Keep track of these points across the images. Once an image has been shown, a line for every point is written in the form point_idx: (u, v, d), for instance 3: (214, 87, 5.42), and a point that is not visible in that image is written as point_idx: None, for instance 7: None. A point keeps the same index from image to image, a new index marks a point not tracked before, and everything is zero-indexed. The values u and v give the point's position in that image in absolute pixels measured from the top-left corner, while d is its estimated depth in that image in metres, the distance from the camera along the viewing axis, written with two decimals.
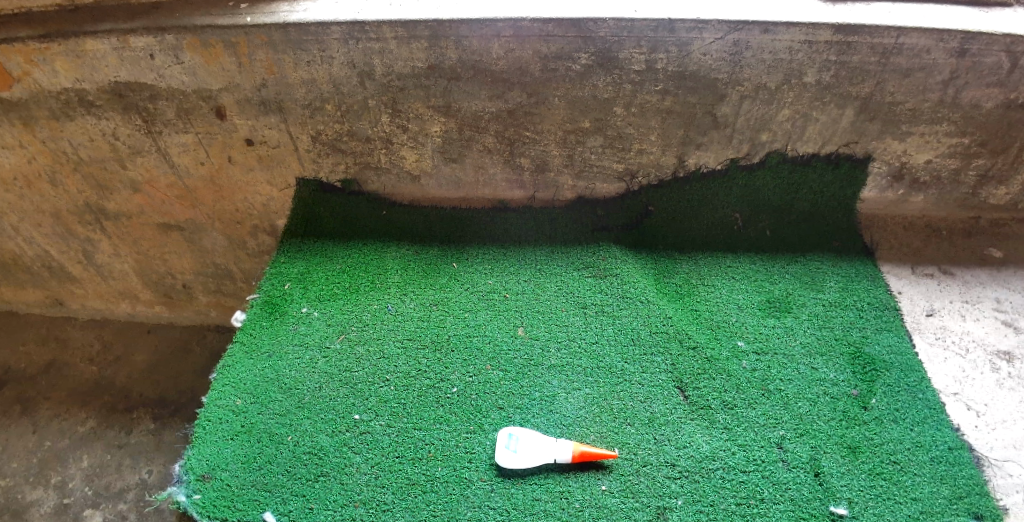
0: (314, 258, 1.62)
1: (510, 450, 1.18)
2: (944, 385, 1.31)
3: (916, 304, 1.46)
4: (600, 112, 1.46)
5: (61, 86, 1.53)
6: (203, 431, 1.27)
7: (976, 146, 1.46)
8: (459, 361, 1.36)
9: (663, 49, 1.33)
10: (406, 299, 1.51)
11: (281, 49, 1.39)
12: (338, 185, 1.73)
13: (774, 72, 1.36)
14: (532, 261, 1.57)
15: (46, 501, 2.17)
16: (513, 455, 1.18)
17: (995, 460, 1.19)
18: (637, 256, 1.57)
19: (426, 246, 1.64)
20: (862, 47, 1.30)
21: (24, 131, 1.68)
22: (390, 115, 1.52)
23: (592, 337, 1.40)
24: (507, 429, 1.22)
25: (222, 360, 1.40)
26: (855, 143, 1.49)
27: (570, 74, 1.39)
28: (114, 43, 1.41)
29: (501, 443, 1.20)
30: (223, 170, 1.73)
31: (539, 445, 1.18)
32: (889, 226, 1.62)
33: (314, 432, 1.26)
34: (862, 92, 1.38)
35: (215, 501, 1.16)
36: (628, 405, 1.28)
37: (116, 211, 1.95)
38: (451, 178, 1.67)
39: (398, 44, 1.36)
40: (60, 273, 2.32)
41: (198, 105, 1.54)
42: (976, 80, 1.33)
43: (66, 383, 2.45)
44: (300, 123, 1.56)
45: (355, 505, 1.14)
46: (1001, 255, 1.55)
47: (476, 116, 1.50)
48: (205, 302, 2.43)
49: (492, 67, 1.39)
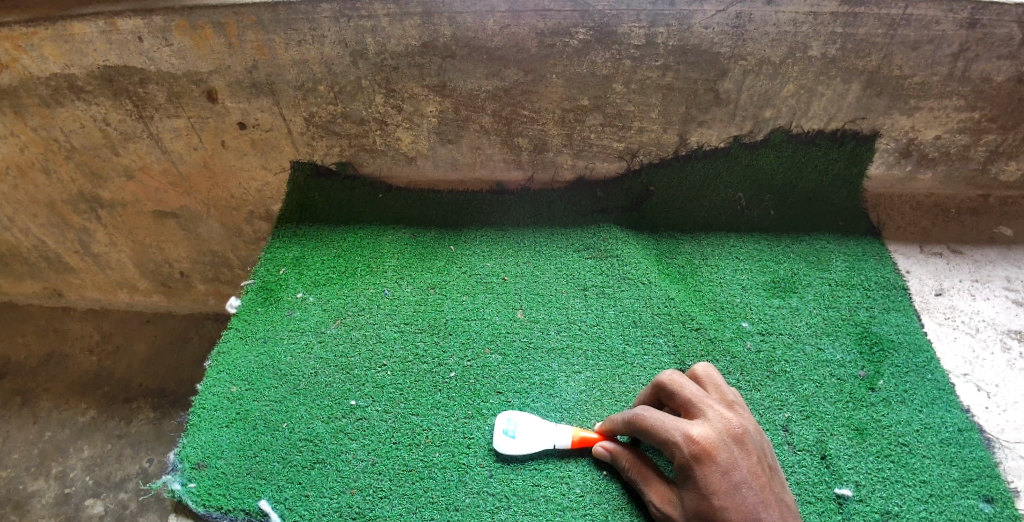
0: (310, 243, 1.60)
1: (507, 437, 1.15)
2: (954, 366, 1.27)
3: (924, 284, 1.42)
4: (599, 89, 1.43)
5: (51, 72, 1.51)
6: (198, 419, 1.25)
7: (986, 121, 1.42)
8: (457, 346, 1.34)
9: (662, 23, 1.30)
10: (403, 282, 1.48)
11: (270, 29, 1.36)
12: (332, 168, 1.69)
13: (778, 46, 1.32)
14: (531, 244, 1.54)
15: (48, 492, 2.17)
16: (512, 441, 1.14)
17: (1006, 442, 1.16)
18: (638, 237, 1.54)
19: (423, 230, 1.61)
20: (868, 18, 1.26)
21: (14, 119, 1.65)
22: (384, 96, 1.48)
23: (592, 319, 1.37)
24: (506, 415, 1.18)
25: (217, 347, 1.38)
26: (862, 119, 1.45)
27: (568, 50, 1.36)
28: (101, 26, 1.38)
29: (498, 429, 1.16)
30: (216, 156, 1.70)
31: (537, 432, 1.14)
32: (897, 204, 1.58)
33: (310, 418, 1.24)
34: (868, 65, 1.34)
35: (210, 490, 1.14)
36: (630, 388, 1.25)
37: (110, 199, 1.92)
38: (447, 160, 1.63)
39: (390, 22, 1.33)
40: (58, 263, 2.30)
41: (189, 89, 1.51)
42: (986, 52, 1.29)
43: (67, 375, 2.44)
44: (292, 106, 1.53)
45: (351, 492, 1.13)
46: (1011, 233, 1.51)
47: (472, 95, 1.46)
48: (203, 290, 2.41)
49: (488, 45, 1.36)
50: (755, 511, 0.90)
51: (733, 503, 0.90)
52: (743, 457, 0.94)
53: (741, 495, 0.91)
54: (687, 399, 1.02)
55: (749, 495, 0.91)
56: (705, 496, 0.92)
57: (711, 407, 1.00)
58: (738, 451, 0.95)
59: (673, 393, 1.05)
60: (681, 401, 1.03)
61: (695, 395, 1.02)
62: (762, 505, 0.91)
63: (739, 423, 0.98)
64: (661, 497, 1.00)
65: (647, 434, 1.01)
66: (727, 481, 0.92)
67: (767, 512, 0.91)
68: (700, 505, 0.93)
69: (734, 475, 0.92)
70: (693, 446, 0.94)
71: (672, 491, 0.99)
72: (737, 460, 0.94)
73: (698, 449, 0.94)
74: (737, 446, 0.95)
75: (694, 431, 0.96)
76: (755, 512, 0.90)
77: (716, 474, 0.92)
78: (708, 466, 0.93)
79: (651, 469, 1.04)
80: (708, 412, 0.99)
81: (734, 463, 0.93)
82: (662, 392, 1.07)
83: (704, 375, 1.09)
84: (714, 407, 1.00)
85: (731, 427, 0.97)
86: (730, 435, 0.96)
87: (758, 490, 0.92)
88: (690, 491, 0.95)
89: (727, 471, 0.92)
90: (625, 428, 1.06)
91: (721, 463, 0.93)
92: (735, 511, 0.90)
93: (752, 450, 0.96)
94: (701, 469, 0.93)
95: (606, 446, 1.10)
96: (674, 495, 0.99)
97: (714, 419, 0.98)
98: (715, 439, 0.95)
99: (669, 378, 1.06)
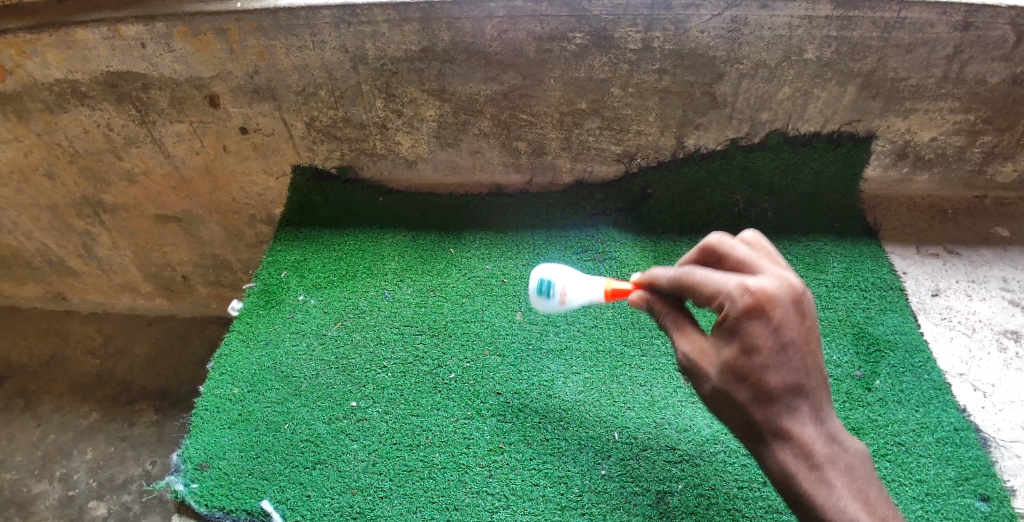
0: (311, 245, 1.61)
1: (544, 294, 1.02)
2: (950, 366, 1.28)
3: (921, 285, 1.43)
4: (597, 93, 1.44)
5: (54, 77, 1.52)
6: (201, 420, 1.27)
7: (981, 123, 1.43)
8: (457, 347, 1.35)
9: (659, 28, 1.31)
10: (403, 285, 1.50)
11: (271, 35, 1.38)
12: (333, 171, 1.71)
13: (773, 50, 1.34)
14: (530, 246, 1.56)
15: (51, 494, 2.18)
16: (550, 298, 1.02)
17: (1003, 442, 1.17)
18: (636, 239, 1.55)
19: (423, 232, 1.62)
20: (863, 22, 1.27)
21: (18, 124, 1.67)
22: (384, 100, 1.50)
23: (590, 321, 1.38)
24: (535, 271, 1.05)
25: (220, 350, 1.39)
26: (858, 121, 1.46)
27: (565, 55, 1.37)
28: (104, 33, 1.40)
29: (533, 288, 1.03)
30: (218, 159, 1.72)
31: (573, 279, 1.01)
32: (893, 205, 1.59)
33: (311, 419, 1.25)
34: (863, 68, 1.35)
35: (213, 490, 1.16)
36: (628, 389, 1.26)
37: (113, 203, 1.94)
38: (447, 163, 1.65)
39: (390, 27, 1.35)
40: (61, 266, 2.32)
41: (191, 94, 1.53)
42: (980, 55, 1.31)
43: (70, 377, 2.46)
44: (293, 110, 1.55)
45: (352, 493, 1.14)
46: (1008, 233, 1.52)
47: (471, 99, 1.48)
48: (204, 293, 2.43)
49: (486, 49, 1.37)
50: (796, 377, 0.70)
51: (774, 366, 0.69)
52: (801, 317, 0.70)
53: (786, 358, 0.69)
54: (740, 260, 0.76)
55: (796, 357, 0.70)
56: (743, 354, 0.71)
57: (771, 267, 0.74)
58: (799, 312, 0.71)
59: (723, 254, 0.78)
60: (734, 262, 0.77)
61: (751, 254, 0.76)
62: (806, 374, 0.71)
63: (803, 284, 0.72)
64: (690, 345, 0.78)
65: (690, 287, 0.78)
66: (777, 341, 0.69)
67: (807, 380, 0.71)
68: (734, 362, 0.72)
69: (787, 335, 0.69)
70: (746, 301, 0.70)
71: (704, 340, 0.77)
72: (796, 321, 0.70)
73: (749, 304, 0.70)
74: (798, 306, 0.70)
75: (752, 285, 0.71)
76: (795, 377, 0.70)
77: (763, 333, 0.69)
78: (757, 322, 0.69)
79: (685, 319, 0.83)
80: (768, 270, 0.74)
81: (792, 322, 0.69)
82: (709, 251, 0.80)
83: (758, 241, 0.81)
84: (774, 266, 0.75)
85: (794, 286, 0.71)
86: (791, 294, 0.70)
87: (807, 356, 0.70)
88: (727, 345, 0.73)
89: (781, 330, 0.69)
90: (664, 280, 0.83)
91: (777, 321, 0.69)
92: (775, 374, 0.70)
93: (814, 312, 0.71)
94: (750, 325, 0.70)
95: (645, 293, 0.88)
96: (706, 344, 0.76)
97: (775, 276, 0.72)
98: (775, 296, 0.70)
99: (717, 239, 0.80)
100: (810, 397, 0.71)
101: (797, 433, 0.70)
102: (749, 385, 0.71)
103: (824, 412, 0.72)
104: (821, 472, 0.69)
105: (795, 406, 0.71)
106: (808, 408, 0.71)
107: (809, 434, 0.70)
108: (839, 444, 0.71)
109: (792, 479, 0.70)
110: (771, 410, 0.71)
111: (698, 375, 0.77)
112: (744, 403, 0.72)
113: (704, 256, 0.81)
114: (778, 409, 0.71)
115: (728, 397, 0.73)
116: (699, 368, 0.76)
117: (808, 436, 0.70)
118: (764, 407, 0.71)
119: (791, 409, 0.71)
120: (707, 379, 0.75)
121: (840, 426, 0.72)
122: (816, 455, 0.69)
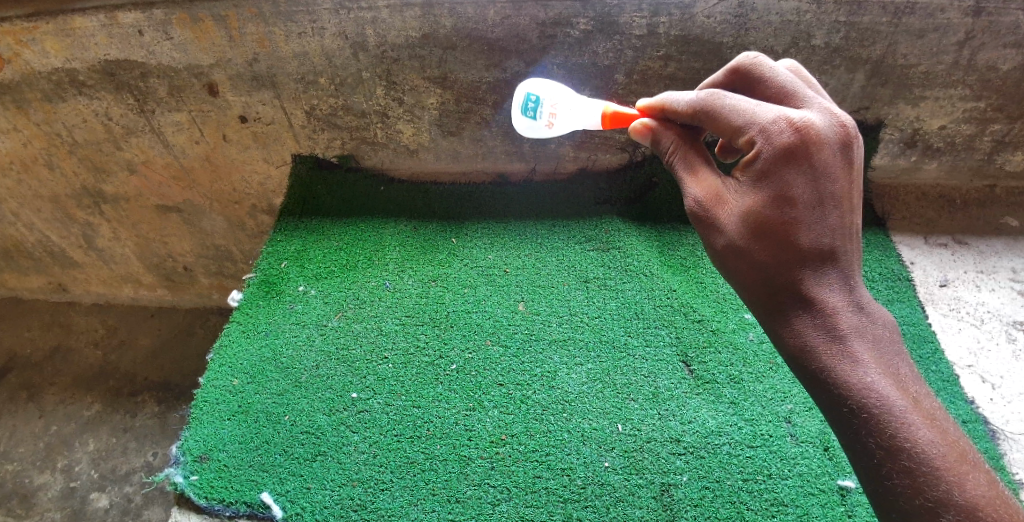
0: (312, 234, 1.59)
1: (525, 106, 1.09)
2: (958, 358, 1.27)
3: (929, 275, 1.41)
4: (601, 79, 1.42)
5: (51, 67, 1.51)
6: (200, 411, 1.25)
7: (992, 111, 1.40)
8: (459, 337, 1.34)
9: (664, 13, 1.29)
10: (405, 275, 1.48)
11: (270, 22, 1.36)
12: (335, 160, 1.70)
13: (781, 36, 1.32)
14: (532, 236, 1.54)
15: (54, 485, 2.19)
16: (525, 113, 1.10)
17: (1011, 434, 1.15)
18: (640, 228, 1.52)
19: (425, 222, 1.60)
20: (873, 6, 1.25)
21: (17, 114, 1.66)
22: (386, 88, 1.48)
23: (594, 311, 1.36)
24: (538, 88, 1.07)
25: (220, 340, 1.38)
26: (867, 109, 1.43)
27: (569, 40, 1.35)
28: (102, 20, 1.38)
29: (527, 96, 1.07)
30: (218, 149, 1.70)
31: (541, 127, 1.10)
32: (902, 195, 1.56)
33: (311, 411, 1.24)
34: (874, 54, 1.33)
35: (213, 482, 1.15)
36: (630, 381, 1.24)
37: (113, 193, 1.93)
38: (449, 152, 1.63)
39: (390, 13, 1.33)
40: (62, 258, 2.31)
41: (190, 82, 1.51)
42: (992, 40, 1.28)
43: (72, 369, 2.46)
44: (293, 99, 1.53)
45: (353, 485, 1.13)
46: (1017, 224, 1.50)
47: (474, 87, 1.46)
48: (206, 284, 2.42)
49: (488, 35, 1.35)
50: (829, 238, 0.74)
51: (807, 222, 0.73)
52: (842, 167, 0.73)
53: (821, 214, 0.73)
54: (782, 86, 0.80)
55: (831, 215, 0.73)
56: (775, 205, 0.74)
57: (817, 99, 0.77)
58: (841, 157, 0.73)
59: (762, 77, 0.82)
60: (772, 91, 0.81)
61: (793, 83, 0.80)
62: (839, 233, 0.74)
63: (850, 121, 0.75)
64: (708, 190, 0.82)
65: (714, 112, 0.79)
66: (814, 190, 0.72)
67: (841, 242, 0.74)
68: (763, 213, 0.75)
69: (824, 187, 0.73)
70: (788, 139, 0.72)
71: (723, 186, 0.81)
72: (835, 165, 0.73)
73: (791, 142, 0.72)
74: (843, 152, 0.73)
75: (792, 115, 0.73)
76: (827, 239, 0.74)
77: (799, 182, 0.73)
78: (796, 168, 0.72)
79: (699, 161, 0.86)
80: (810, 103, 0.76)
81: (831, 169, 0.73)
82: (747, 75, 0.84)
83: (793, 70, 0.84)
84: (815, 98, 0.77)
85: (840, 123, 0.74)
86: (838, 135, 0.73)
87: (843, 214, 0.74)
88: (754, 194, 0.76)
89: (817, 179, 0.72)
90: (683, 103, 0.84)
91: (817, 163, 0.72)
92: (806, 230, 0.74)
93: (855, 161, 0.75)
94: (786, 166, 0.72)
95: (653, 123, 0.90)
96: (725, 192, 0.80)
97: (822, 110, 0.75)
98: (821, 135, 0.72)
99: (753, 62, 0.83)
100: (841, 265, 0.75)
101: (824, 298, 0.75)
102: (777, 240, 0.75)
103: (853, 280, 0.76)
104: (845, 344, 0.73)
105: (824, 271, 0.75)
106: (836, 275, 0.75)
107: (836, 300, 0.75)
108: (865, 315, 0.75)
109: (812, 351, 0.75)
110: (800, 272, 0.75)
111: (717, 224, 0.80)
112: (768, 262, 0.77)
113: (742, 77, 0.84)
114: (804, 272, 0.75)
115: (751, 253, 0.77)
116: (718, 218, 0.80)
117: (834, 300, 0.75)
118: (790, 264, 0.75)
119: (818, 273, 0.75)
120: (726, 232, 0.79)
121: (868, 297, 0.76)
122: (841, 324, 0.74)
